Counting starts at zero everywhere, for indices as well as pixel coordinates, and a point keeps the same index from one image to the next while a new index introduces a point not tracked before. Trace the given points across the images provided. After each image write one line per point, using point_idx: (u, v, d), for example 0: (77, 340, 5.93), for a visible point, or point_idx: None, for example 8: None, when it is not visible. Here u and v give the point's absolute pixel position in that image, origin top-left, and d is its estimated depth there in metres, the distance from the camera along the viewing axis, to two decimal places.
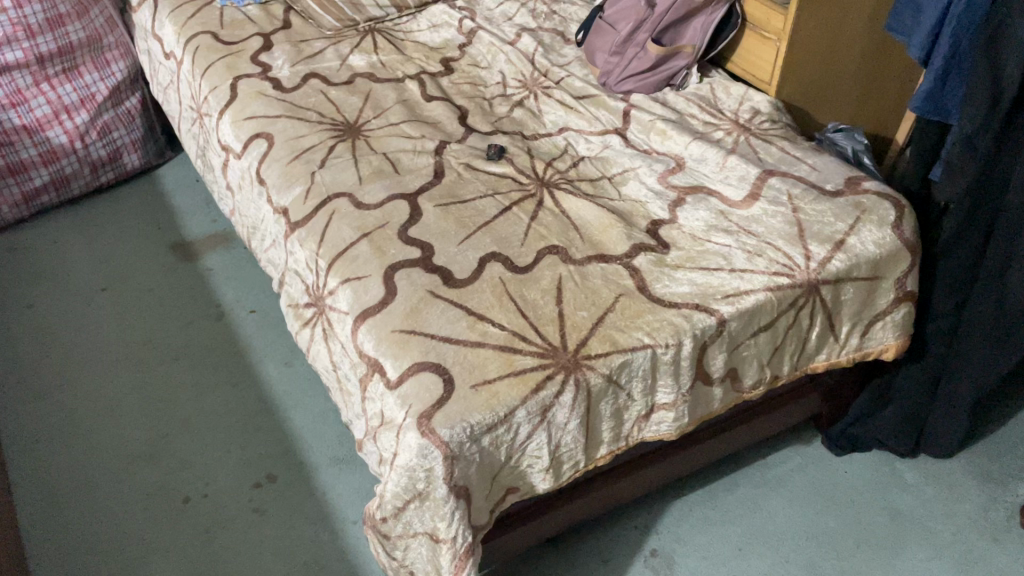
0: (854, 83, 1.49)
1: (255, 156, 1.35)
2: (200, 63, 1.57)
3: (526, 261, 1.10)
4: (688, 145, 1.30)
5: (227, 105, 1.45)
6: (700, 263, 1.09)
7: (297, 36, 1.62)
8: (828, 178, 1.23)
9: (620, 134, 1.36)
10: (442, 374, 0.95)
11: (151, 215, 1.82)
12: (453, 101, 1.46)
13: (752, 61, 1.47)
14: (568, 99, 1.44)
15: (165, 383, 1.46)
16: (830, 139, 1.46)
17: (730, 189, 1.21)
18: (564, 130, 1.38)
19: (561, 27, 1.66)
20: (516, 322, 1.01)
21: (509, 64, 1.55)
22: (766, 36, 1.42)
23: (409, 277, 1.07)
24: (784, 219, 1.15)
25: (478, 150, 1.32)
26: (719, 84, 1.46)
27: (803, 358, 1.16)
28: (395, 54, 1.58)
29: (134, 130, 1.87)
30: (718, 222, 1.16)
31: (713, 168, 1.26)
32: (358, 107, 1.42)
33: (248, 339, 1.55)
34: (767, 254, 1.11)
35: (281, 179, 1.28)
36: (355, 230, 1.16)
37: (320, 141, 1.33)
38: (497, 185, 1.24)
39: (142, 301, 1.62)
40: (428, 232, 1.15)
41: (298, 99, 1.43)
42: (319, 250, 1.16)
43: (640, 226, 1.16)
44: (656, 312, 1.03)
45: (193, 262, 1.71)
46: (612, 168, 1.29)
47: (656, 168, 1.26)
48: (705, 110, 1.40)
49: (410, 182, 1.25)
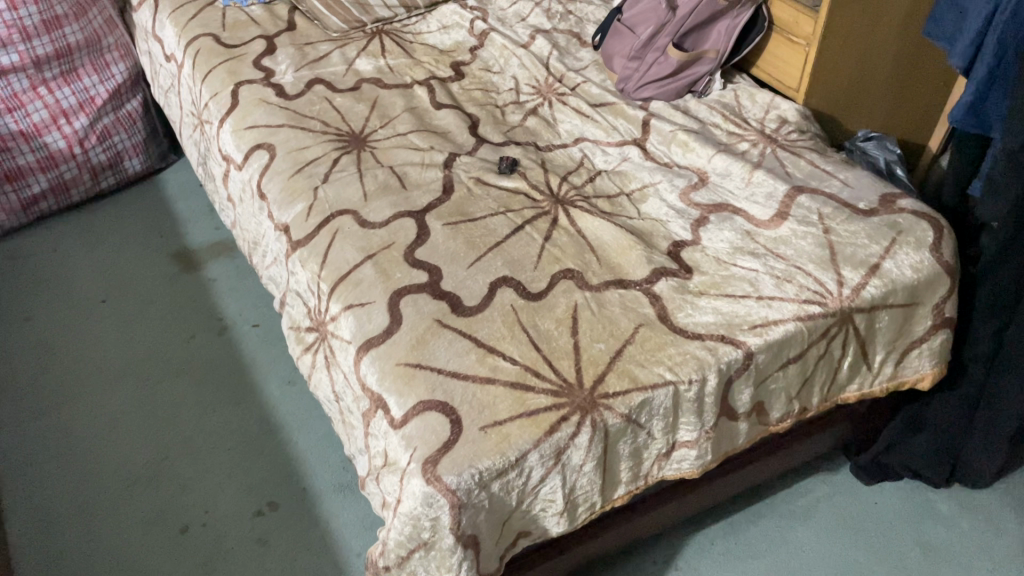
0: (886, 89, 1.42)
1: (256, 168, 1.29)
2: (201, 67, 1.50)
3: (539, 287, 1.03)
4: (712, 159, 1.23)
5: (228, 113, 1.39)
6: (725, 289, 1.03)
7: (302, 38, 1.56)
8: (861, 195, 1.16)
9: (640, 145, 1.28)
10: (450, 415, 0.88)
11: (153, 221, 1.77)
12: (463, 108, 1.39)
13: (778, 66, 1.39)
14: (584, 107, 1.37)
15: (165, 401, 1.40)
16: (861, 149, 1.39)
17: (757, 207, 1.14)
18: (579, 141, 1.31)
19: (578, 28, 1.59)
20: (528, 355, 0.94)
21: (522, 68, 1.48)
22: (795, 41, 1.34)
23: (415, 304, 1.01)
24: (815, 241, 1.08)
25: (490, 163, 1.26)
26: (744, 91, 1.38)
27: (834, 389, 1.09)
28: (403, 57, 1.51)
29: (135, 133, 1.81)
30: (744, 243, 1.09)
31: (738, 184, 1.19)
32: (363, 116, 1.36)
33: (251, 355, 1.49)
34: (797, 279, 1.04)
35: (282, 194, 1.22)
36: (359, 251, 1.10)
37: (324, 153, 1.27)
38: (509, 202, 1.18)
39: (142, 313, 1.56)
40: (436, 253, 1.09)
41: (302, 107, 1.37)
42: (322, 273, 1.10)
43: (661, 247, 1.09)
44: (679, 344, 0.96)
45: (195, 271, 1.65)
46: (631, 183, 1.22)
47: (678, 184, 1.19)
48: (730, 119, 1.32)
49: (418, 199, 1.18)
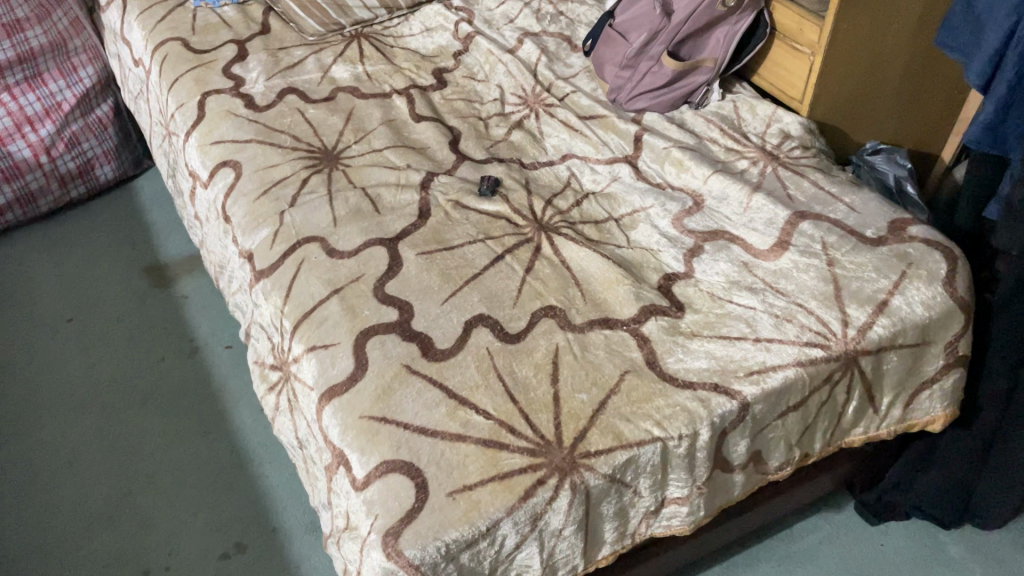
0: (895, 98, 1.33)
1: (221, 187, 1.21)
2: (167, 75, 1.41)
3: (518, 327, 0.95)
4: (708, 180, 1.14)
5: (194, 125, 1.31)
6: (720, 330, 0.94)
7: (276, 42, 1.47)
8: (868, 221, 1.07)
9: (631, 163, 1.20)
10: (414, 478, 0.81)
11: (125, 233, 1.69)
12: (444, 121, 1.31)
13: (781, 76, 1.30)
14: (572, 120, 1.28)
15: (131, 431, 1.33)
16: (869, 163, 1.30)
17: (756, 235, 1.06)
18: (567, 158, 1.23)
19: (568, 31, 1.49)
20: (503, 407, 0.86)
21: (508, 76, 1.39)
22: (798, 49, 1.25)
23: (383, 346, 0.93)
24: (818, 274, 1.00)
25: (471, 183, 1.17)
26: (744, 102, 1.29)
27: (838, 434, 1.01)
28: (383, 63, 1.43)
29: (106, 140, 1.72)
30: (741, 277, 1.01)
31: (735, 209, 1.10)
32: (337, 129, 1.27)
33: (222, 379, 1.41)
34: (798, 319, 0.95)
35: (247, 218, 1.14)
36: (325, 284, 1.02)
37: (293, 172, 1.18)
38: (489, 228, 1.10)
39: (110, 334, 1.49)
40: (408, 287, 1.01)
41: (272, 120, 1.29)
42: (285, 307, 1.02)
43: (651, 281, 1.01)
44: (668, 395, 0.88)
45: (167, 287, 1.57)
46: (621, 208, 1.13)
47: (671, 208, 1.11)
48: (728, 134, 1.24)
49: (391, 224, 1.10)
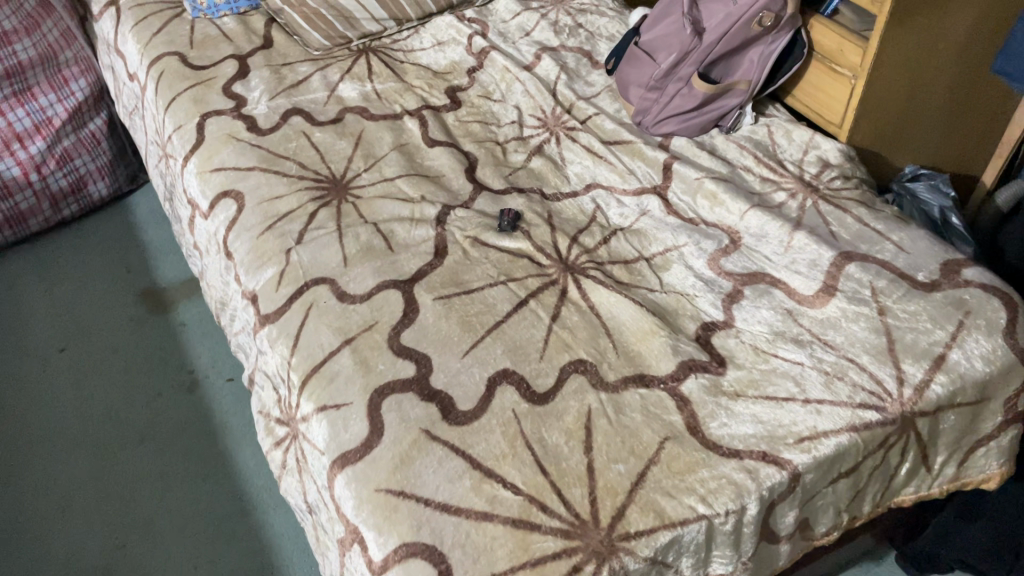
0: (938, 121, 1.25)
1: (223, 219, 1.13)
2: (164, 93, 1.33)
3: (546, 385, 0.88)
4: (745, 215, 1.06)
5: (193, 149, 1.23)
6: (765, 389, 0.87)
7: (279, 58, 1.39)
8: (919, 263, 1.00)
9: (660, 195, 1.12)
10: (438, 565, 0.74)
11: (120, 253, 1.61)
12: (459, 145, 1.23)
13: (818, 98, 1.23)
14: (596, 145, 1.21)
15: (126, 474, 1.26)
16: (911, 192, 1.23)
17: (799, 279, 0.98)
18: (591, 187, 1.15)
19: (589, 45, 1.42)
20: (532, 480, 0.79)
21: (526, 95, 1.31)
22: (839, 71, 1.17)
23: (399, 407, 0.86)
24: (869, 324, 0.93)
25: (490, 218, 1.10)
26: (779, 127, 1.21)
27: (888, 495, 0.94)
28: (393, 81, 1.35)
29: (99, 155, 1.64)
30: (786, 327, 0.93)
31: (776, 248, 1.02)
32: (345, 156, 1.19)
33: (223, 416, 1.34)
34: (850, 376, 0.88)
35: (250, 255, 1.06)
36: (335, 333, 0.94)
37: (299, 205, 1.11)
38: (511, 268, 1.02)
39: (104, 366, 1.41)
40: (426, 338, 0.93)
41: (276, 145, 1.21)
42: (292, 358, 0.94)
43: (688, 330, 0.93)
44: (712, 465, 0.80)
45: (164, 314, 1.50)
46: (651, 246, 1.05)
47: (705, 247, 1.03)
48: (764, 162, 1.16)
49: (406, 264, 1.03)
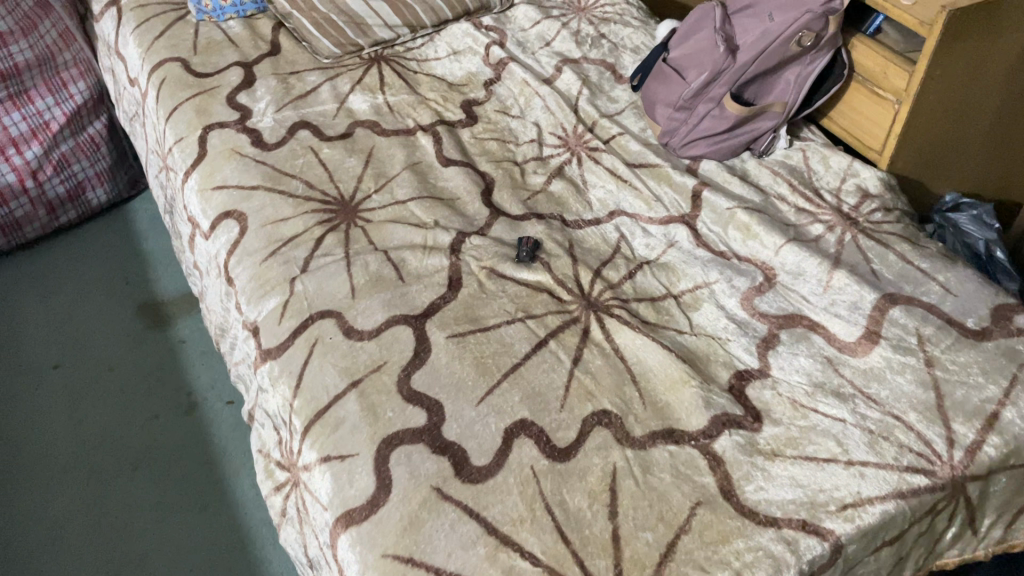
0: (982, 147, 1.18)
1: (224, 242, 1.07)
2: (165, 102, 1.26)
3: (567, 440, 0.81)
4: (780, 250, 1.00)
5: (194, 164, 1.16)
6: (805, 448, 0.80)
7: (287, 65, 1.32)
8: (968, 308, 0.93)
9: (688, 224, 1.05)
10: None
11: (119, 263, 1.55)
12: (475, 165, 1.16)
13: (857, 122, 1.16)
14: (620, 167, 1.14)
15: (120, 503, 1.20)
16: (953, 222, 1.15)
17: (840, 323, 0.91)
18: (615, 214, 1.09)
19: (612, 58, 1.35)
20: (552, 549, 0.72)
21: (546, 112, 1.24)
22: (881, 95, 1.10)
23: (408, 461, 0.79)
24: (915, 377, 0.86)
25: (507, 247, 1.03)
26: (815, 152, 1.15)
27: (931, 559, 0.85)
28: (405, 93, 1.28)
29: (98, 160, 1.58)
30: (826, 377, 0.87)
31: (814, 288, 0.96)
32: (355, 175, 1.13)
33: (223, 443, 1.28)
34: (895, 436, 0.81)
35: (253, 283, 1.00)
36: (341, 375, 0.88)
37: (305, 229, 1.04)
38: (529, 304, 0.96)
39: (100, 385, 1.35)
40: (438, 382, 0.87)
41: (282, 162, 1.14)
42: (295, 400, 0.88)
43: (720, 380, 0.87)
44: (748, 535, 0.74)
45: (163, 329, 1.44)
46: (679, 282, 0.98)
47: (738, 284, 0.96)
48: (799, 191, 1.09)
49: (417, 297, 0.96)
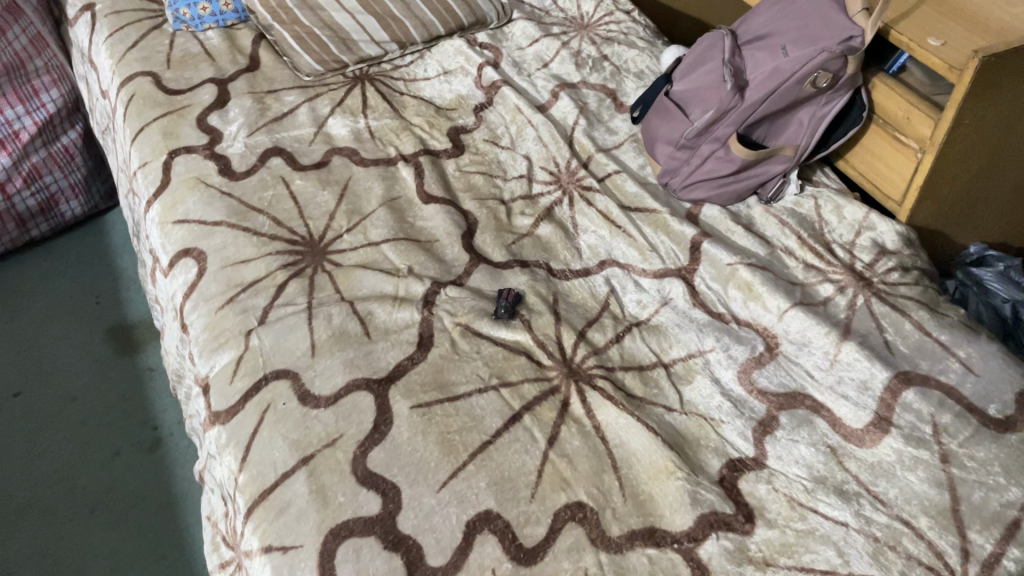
0: (1011, 198, 1.08)
1: (181, 283, 0.98)
2: (132, 121, 1.18)
3: (536, 538, 0.73)
4: (784, 315, 0.91)
5: (156, 193, 1.08)
6: (801, 557, 0.71)
7: (264, 82, 1.23)
8: (990, 392, 0.83)
9: (684, 279, 0.96)
10: None
11: (90, 281, 1.47)
12: (458, 203, 1.07)
13: (876, 168, 1.06)
14: (614, 211, 1.05)
15: (72, 550, 1.12)
16: (976, 279, 1.05)
17: (847, 407, 0.82)
18: (605, 265, 1.00)
19: (613, 82, 1.26)
20: None
21: (539, 144, 1.15)
22: (903, 142, 1.00)
23: (356, 558, 0.71)
24: (929, 475, 0.77)
25: (486, 300, 0.95)
26: (828, 200, 1.05)
27: None
28: (389, 117, 1.19)
29: (73, 172, 1.50)
30: (828, 472, 0.78)
31: (819, 362, 0.87)
32: (327, 211, 1.04)
33: (186, 486, 1.20)
34: (903, 545, 0.72)
35: (206, 334, 0.92)
36: (291, 449, 0.80)
37: (267, 273, 0.96)
38: (504, 369, 0.87)
39: (62, 418, 1.28)
40: (397, 461, 0.78)
41: (250, 194, 1.06)
42: (240, 475, 0.80)
43: (711, 469, 0.78)
44: None
45: (132, 357, 1.36)
46: (671, 348, 0.89)
47: (735, 354, 0.88)
48: (808, 245, 1.00)
49: (383, 357, 0.88)
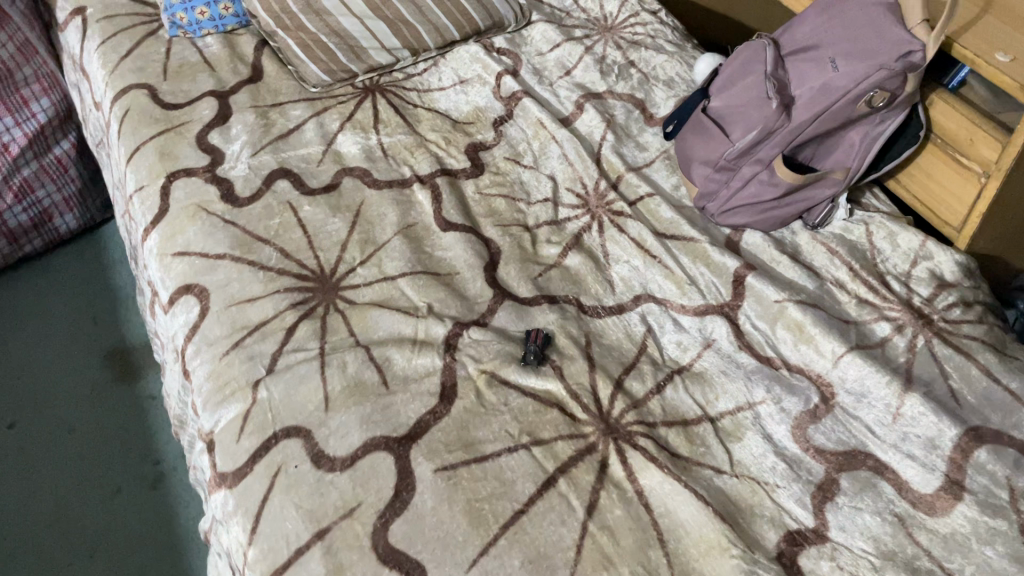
0: None
1: (183, 324, 0.91)
2: (126, 139, 1.10)
3: None
4: (839, 361, 0.83)
5: (154, 221, 1.00)
6: None
7: (268, 95, 1.15)
8: None
9: (728, 318, 0.89)
10: None
11: (86, 301, 1.40)
12: (479, 230, 1.00)
13: (932, 190, 0.98)
14: (648, 238, 0.97)
15: None
16: None
17: (914, 470, 0.75)
18: (641, 300, 0.92)
19: (642, 92, 1.17)
20: None
21: (564, 162, 1.07)
22: (965, 165, 0.92)
23: None
24: (1008, 550, 0.70)
25: (513, 343, 0.87)
26: (880, 226, 0.97)
27: None
28: (402, 133, 1.11)
29: (66, 184, 1.42)
30: (897, 546, 0.71)
31: (880, 417, 0.79)
32: (338, 241, 0.96)
33: (191, 528, 1.14)
34: None
35: (210, 383, 0.85)
36: (305, 520, 0.73)
37: (275, 314, 0.88)
38: (535, 425, 0.80)
39: (58, 451, 1.21)
40: (422, 536, 0.71)
41: (255, 222, 0.98)
42: (250, 549, 0.73)
43: (767, 543, 0.71)
44: None
45: (131, 384, 1.29)
46: (717, 400, 0.81)
47: (788, 406, 0.80)
48: (861, 277, 0.92)
49: (402, 412, 0.80)
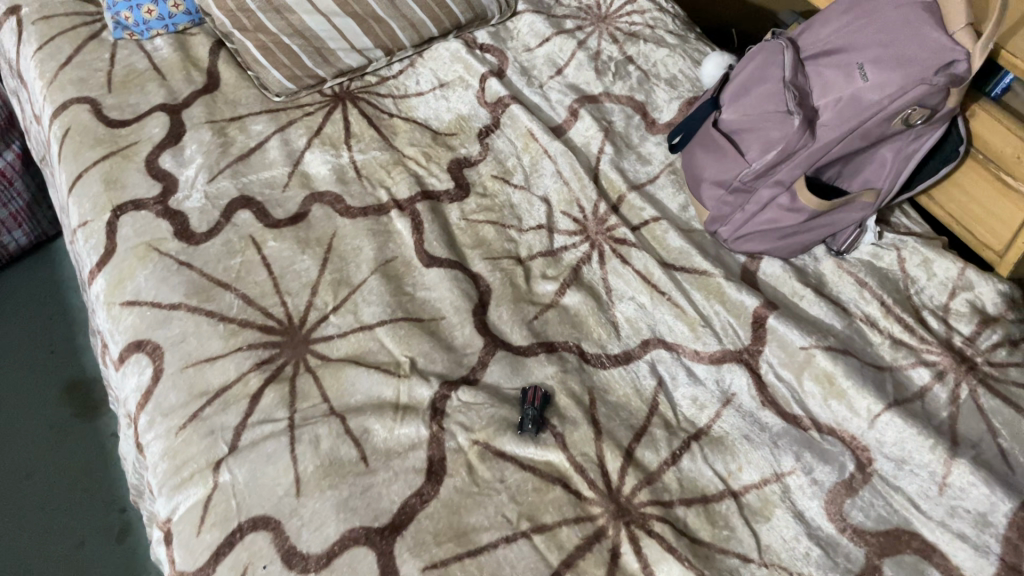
0: None
1: (134, 387, 0.80)
2: (67, 163, 0.98)
3: None
4: (876, 421, 0.74)
5: (99, 262, 0.88)
6: None
7: (228, 107, 1.04)
8: None
9: (748, 367, 0.80)
10: None
11: (42, 327, 1.29)
12: (466, 263, 0.89)
13: (969, 208, 0.89)
14: (657, 272, 0.87)
15: None
16: None
17: (965, 554, 0.67)
18: (650, 346, 0.82)
19: (641, 93, 1.07)
20: None
21: (558, 181, 0.97)
22: (1009, 187, 0.83)
23: None
24: None
25: (508, 403, 0.77)
26: (913, 251, 0.88)
27: None
28: (377, 148, 1.00)
29: (13, 199, 1.30)
30: None
31: (924, 488, 0.71)
32: (307, 283, 0.86)
33: None
34: None
35: (166, 463, 0.74)
36: None
37: (238, 376, 0.78)
38: (535, 507, 0.70)
39: (12, 499, 1.10)
40: None
41: (213, 263, 0.87)
42: None
43: None
44: None
45: (93, 422, 1.19)
46: (741, 470, 0.72)
47: (821, 476, 0.72)
48: (895, 314, 0.83)
49: (384, 494, 0.71)
